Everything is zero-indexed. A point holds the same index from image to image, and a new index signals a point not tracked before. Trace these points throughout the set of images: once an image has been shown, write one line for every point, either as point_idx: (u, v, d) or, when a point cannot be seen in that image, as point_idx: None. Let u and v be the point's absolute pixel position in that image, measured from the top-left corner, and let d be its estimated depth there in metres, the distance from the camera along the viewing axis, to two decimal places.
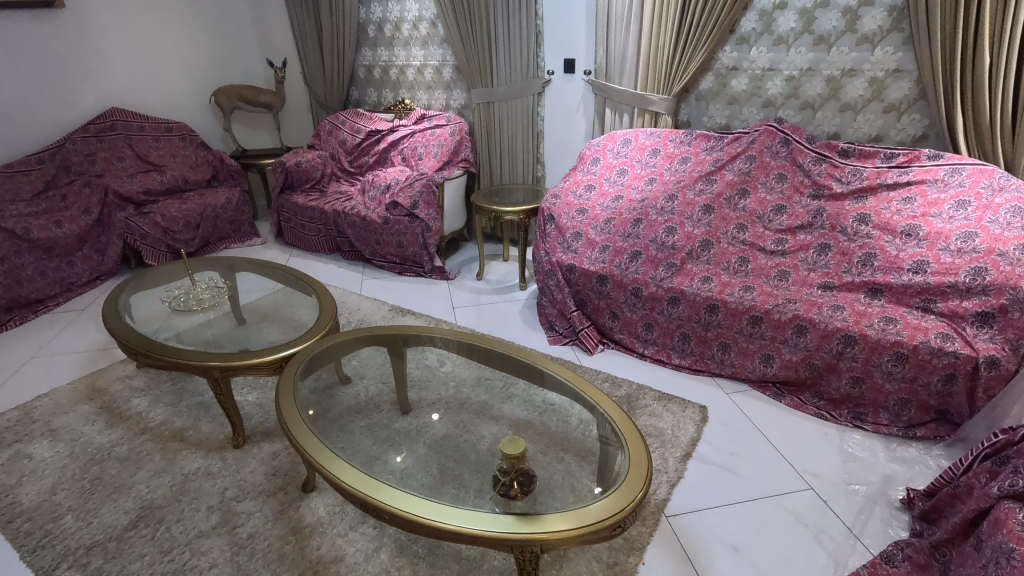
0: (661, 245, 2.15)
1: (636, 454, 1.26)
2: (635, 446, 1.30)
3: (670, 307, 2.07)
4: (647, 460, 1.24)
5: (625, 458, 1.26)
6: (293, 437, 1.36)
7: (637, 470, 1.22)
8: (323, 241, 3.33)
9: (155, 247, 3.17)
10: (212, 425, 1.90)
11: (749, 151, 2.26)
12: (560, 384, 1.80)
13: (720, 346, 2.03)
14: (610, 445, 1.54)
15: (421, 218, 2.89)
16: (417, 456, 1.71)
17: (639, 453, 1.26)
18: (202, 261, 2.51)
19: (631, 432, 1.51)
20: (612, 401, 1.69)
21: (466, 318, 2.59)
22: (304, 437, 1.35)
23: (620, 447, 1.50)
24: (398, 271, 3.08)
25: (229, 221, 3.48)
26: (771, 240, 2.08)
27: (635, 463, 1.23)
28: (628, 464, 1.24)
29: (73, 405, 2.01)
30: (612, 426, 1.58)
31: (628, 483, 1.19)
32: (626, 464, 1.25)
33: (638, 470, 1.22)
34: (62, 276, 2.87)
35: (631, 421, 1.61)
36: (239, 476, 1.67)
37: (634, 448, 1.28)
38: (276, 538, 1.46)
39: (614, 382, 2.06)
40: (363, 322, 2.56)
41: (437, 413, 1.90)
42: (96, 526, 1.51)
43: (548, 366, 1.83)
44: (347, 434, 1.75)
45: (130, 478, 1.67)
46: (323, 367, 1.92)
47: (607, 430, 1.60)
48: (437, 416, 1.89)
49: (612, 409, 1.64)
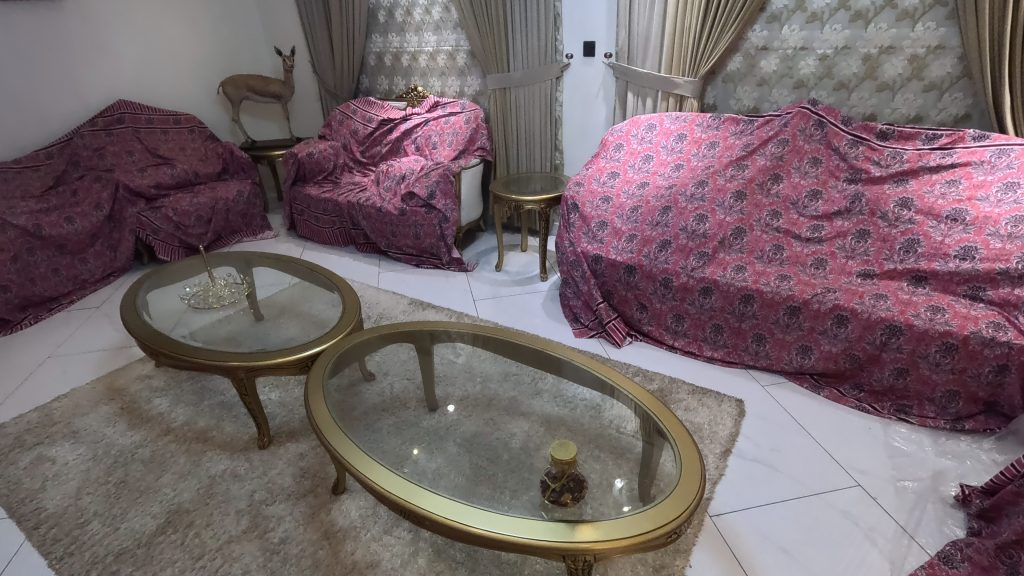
0: (692, 234, 2.08)
1: (685, 453, 1.21)
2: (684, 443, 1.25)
3: (702, 298, 2.01)
4: (699, 461, 1.19)
5: (675, 459, 1.21)
6: (332, 448, 1.28)
7: (689, 468, 1.17)
8: (337, 234, 3.27)
9: (168, 242, 3.12)
10: (235, 425, 1.86)
11: (781, 135, 2.17)
12: (595, 382, 1.74)
13: (754, 338, 1.97)
14: (653, 441, 1.49)
15: (438, 208, 2.82)
16: (448, 455, 1.67)
17: (689, 451, 1.22)
18: (218, 256, 2.45)
19: (676, 427, 1.46)
20: (649, 395, 1.63)
21: (488, 310, 2.53)
22: (339, 442, 1.29)
23: (665, 444, 1.45)
24: (415, 263, 3.02)
25: (240, 215, 3.42)
26: (807, 228, 2.01)
27: (687, 463, 1.18)
28: (679, 463, 1.19)
29: (93, 406, 1.97)
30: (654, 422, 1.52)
31: (682, 485, 1.13)
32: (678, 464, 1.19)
33: (691, 468, 1.17)
34: (75, 273, 2.83)
35: (670, 416, 1.55)
36: (267, 478, 1.62)
37: (684, 446, 1.23)
38: (308, 543, 1.42)
39: (646, 376, 2.00)
40: (384, 316, 2.51)
41: (451, 405, 1.87)
42: (124, 532, 1.47)
43: (564, 356, 1.80)
44: (376, 434, 1.70)
45: (155, 481, 1.63)
46: (349, 364, 1.88)
47: (647, 426, 1.54)
48: (453, 409, 1.86)
49: (649, 403, 1.58)
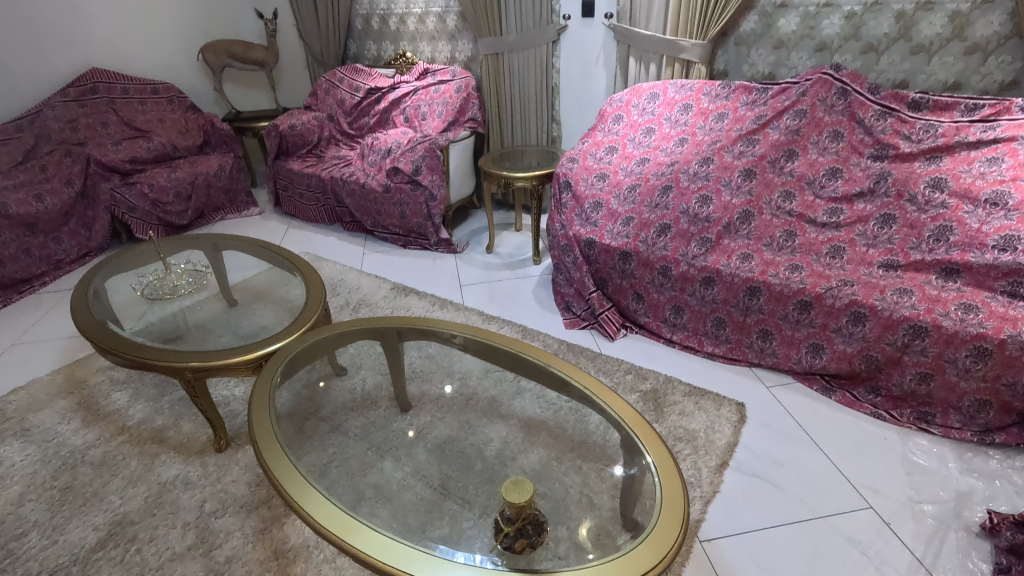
0: (694, 218, 1.88)
1: (669, 489, 1.15)
2: (666, 469, 1.20)
3: (704, 289, 1.83)
4: (682, 498, 1.13)
5: (658, 497, 1.14)
6: (283, 490, 1.13)
7: (671, 503, 1.12)
8: (322, 212, 3.11)
9: (144, 220, 2.97)
10: (194, 424, 1.73)
11: (798, 105, 1.93)
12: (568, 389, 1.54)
13: (760, 334, 1.78)
14: (636, 460, 1.30)
15: (424, 185, 2.63)
16: (417, 463, 1.53)
17: (672, 482, 1.16)
18: (177, 241, 2.28)
19: (659, 447, 1.27)
20: (633, 408, 1.43)
21: (475, 297, 2.36)
22: (282, 471, 1.16)
23: (647, 465, 1.25)
24: (401, 243, 2.85)
25: (223, 190, 3.26)
26: (823, 211, 1.79)
27: (668, 499, 1.12)
28: (660, 500, 1.13)
29: (49, 400, 1.86)
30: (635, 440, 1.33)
31: (663, 525, 1.07)
32: (658, 502, 1.14)
33: (672, 507, 1.11)
34: (48, 254, 2.71)
35: (651, 428, 1.36)
36: (219, 486, 1.50)
37: (667, 478, 1.17)
38: (256, 563, 1.29)
39: (639, 374, 1.82)
40: (363, 303, 2.35)
41: (450, 385, 1.71)
42: (62, 546, 1.36)
43: (563, 372, 1.53)
44: (340, 438, 1.57)
45: (102, 488, 1.52)
46: (303, 367, 1.65)
47: (628, 442, 1.35)
48: (451, 388, 1.70)
49: (629, 417, 1.39)
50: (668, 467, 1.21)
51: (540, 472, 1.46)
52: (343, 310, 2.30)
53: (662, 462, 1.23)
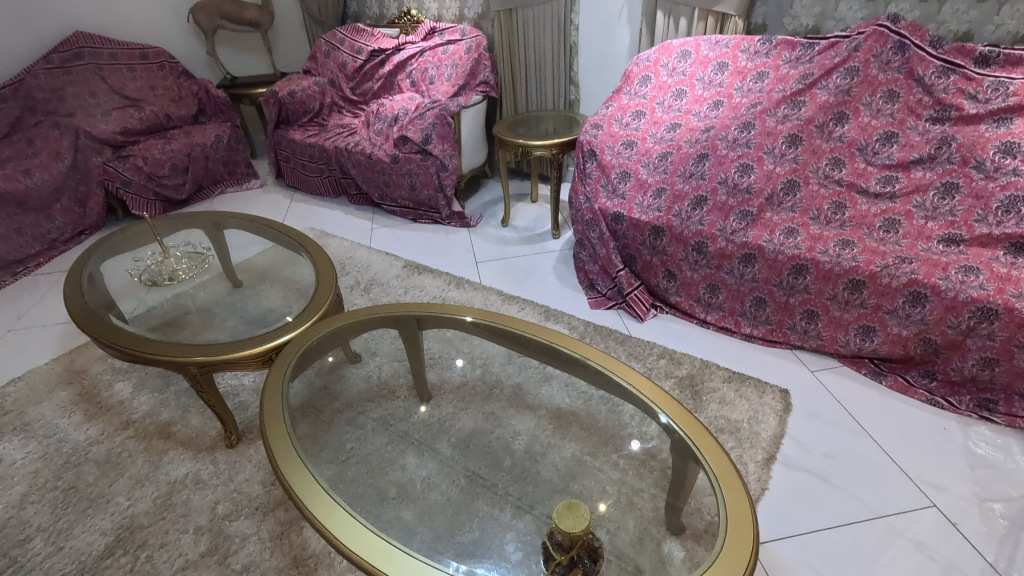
0: (733, 189, 1.73)
1: (732, 501, 1.04)
2: (726, 477, 1.08)
3: (743, 266, 1.70)
4: (749, 513, 1.02)
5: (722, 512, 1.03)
6: (295, 497, 1.01)
7: (737, 521, 1.01)
8: (327, 184, 2.95)
9: (140, 195, 2.82)
10: (203, 417, 1.64)
11: (850, 61, 1.74)
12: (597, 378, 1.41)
13: (804, 315, 1.66)
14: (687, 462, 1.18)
15: (435, 155, 2.48)
16: (441, 460, 1.44)
17: (736, 495, 1.05)
18: (170, 220, 2.11)
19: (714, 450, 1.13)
20: (663, 390, 1.30)
21: (492, 274, 2.24)
22: (301, 483, 1.02)
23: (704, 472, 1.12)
24: (411, 217, 2.71)
25: (221, 162, 3.10)
26: (876, 180, 1.64)
27: (734, 516, 1.01)
28: (724, 515, 1.03)
29: (49, 392, 1.76)
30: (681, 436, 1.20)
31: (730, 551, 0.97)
32: (722, 519, 1.02)
33: (738, 527, 1.00)
34: (42, 233, 2.58)
35: (697, 423, 1.22)
36: (232, 486, 1.41)
37: (730, 492, 1.05)
38: (274, 572, 1.21)
39: (674, 359, 1.71)
40: (375, 282, 2.23)
41: (460, 357, 1.61)
42: (67, 553, 1.29)
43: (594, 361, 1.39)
44: (358, 433, 1.47)
45: (108, 488, 1.43)
46: (317, 359, 1.51)
47: (676, 441, 1.21)
48: (461, 363, 1.59)
49: (650, 389, 1.31)
50: (729, 476, 1.08)
51: (574, 469, 1.36)
52: (353, 291, 2.18)
53: (719, 467, 1.10)
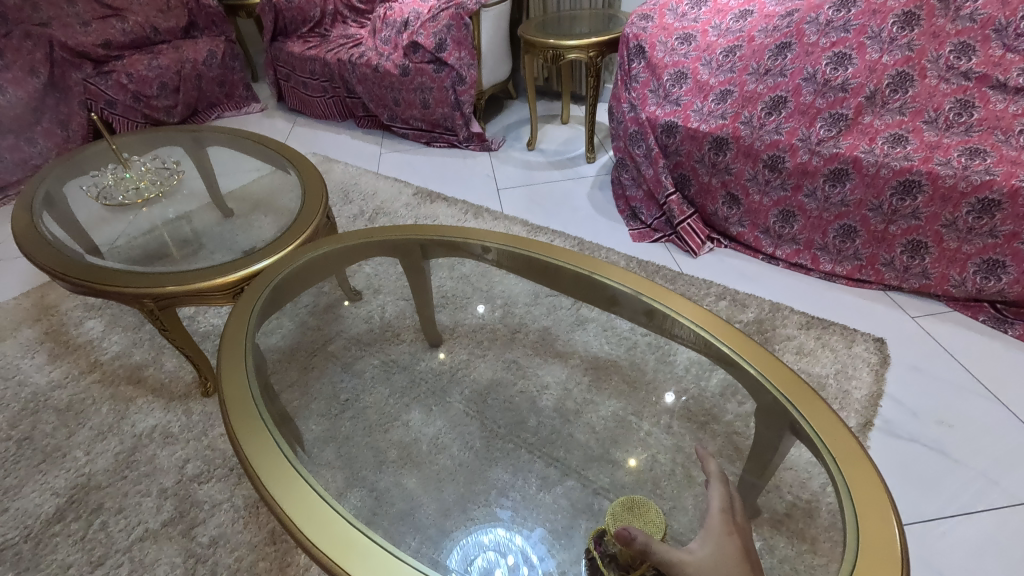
0: (823, 86, 1.36)
1: (850, 466, 0.71)
2: (829, 430, 0.76)
3: (830, 186, 1.36)
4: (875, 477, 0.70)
5: (847, 513, 0.68)
6: (260, 482, 0.75)
7: (870, 508, 0.67)
8: (331, 105, 2.63)
9: (127, 117, 2.60)
10: (179, 360, 1.41)
11: None
12: (633, 311, 1.08)
13: (907, 247, 1.33)
14: (777, 425, 0.84)
15: (450, 64, 2.13)
16: (451, 417, 1.17)
17: (850, 453, 0.72)
18: (137, 138, 1.82)
19: (808, 401, 0.79)
20: (723, 319, 0.95)
21: (515, 202, 1.93)
22: (257, 451, 0.78)
23: (800, 431, 0.78)
24: (425, 140, 2.38)
25: (217, 82, 2.80)
26: (1019, 70, 1.22)
27: (861, 495, 0.68)
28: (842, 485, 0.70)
29: (13, 329, 1.56)
30: (776, 399, 0.83)
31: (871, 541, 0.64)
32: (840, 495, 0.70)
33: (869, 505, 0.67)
34: (22, 158, 2.33)
35: (778, 364, 0.87)
36: (205, 442, 1.19)
37: (845, 458, 0.72)
38: (248, 548, 1.00)
39: (736, 301, 1.41)
40: (381, 211, 1.94)
41: (480, 301, 1.30)
42: (12, 516, 1.09)
43: (636, 291, 1.05)
44: (354, 382, 1.23)
45: (66, 441, 1.23)
46: (290, 299, 1.20)
47: (761, 401, 0.87)
48: (484, 309, 1.31)
49: (708, 322, 0.96)
50: (851, 454, 0.72)
51: (615, 432, 1.08)
52: (356, 221, 1.90)
53: (832, 441, 0.74)
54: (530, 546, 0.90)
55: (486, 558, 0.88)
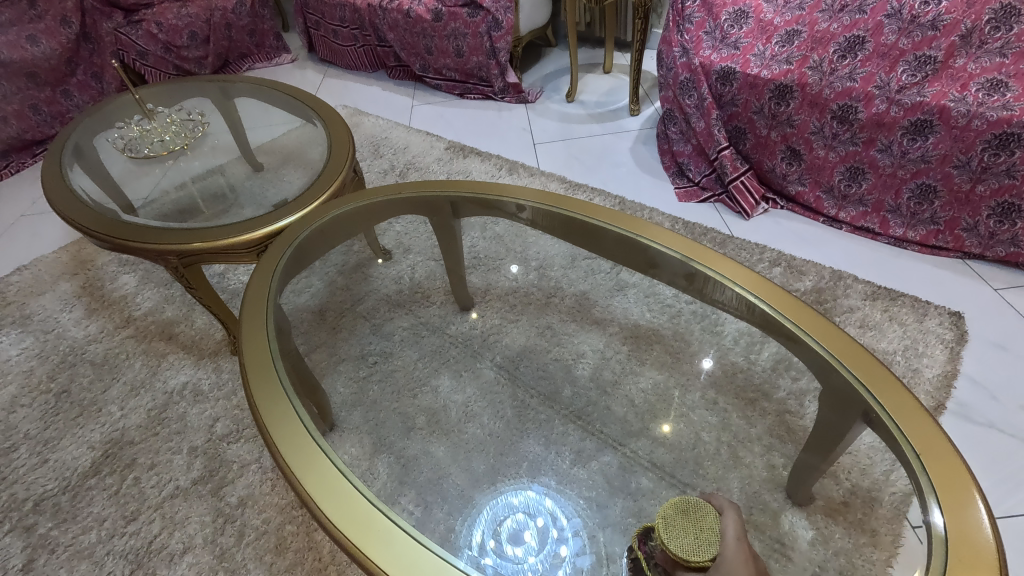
0: (909, 23, 1.19)
1: (934, 460, 0.61)
2: (908, 415, 0.65)
3: (910, 140, 1.21)
4: (967, 476, 0.59)
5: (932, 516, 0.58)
6: (279, 454, 0.72)
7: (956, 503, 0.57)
8: (362, 55, 2.52)
9: (160, 69, 2.57)
10: (209, 318, 1.40)
11: None
12: (675, 275, 0.97)
13: (996, 210, 1.18)
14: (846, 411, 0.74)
15: (486, 8, 1.99)
16: (483, 384, 1.11)
17: (933, 441, 0.62)
18: (166, 89, 1.77)
19: (882, 379, 0.69)
20: (777, 286, 0.83)
21: (553, 158, 1.82)
22: (278, 421, 0.75)
23: (873, 416, 0.68)
24: (459, 92, 2.26)
25: (247, 31, 2.72)
26: None
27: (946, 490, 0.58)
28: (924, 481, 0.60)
29: (52, 283, 1.57)
30: (846, 380, 0.72)
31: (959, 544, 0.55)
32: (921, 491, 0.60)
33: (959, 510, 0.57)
34: (59, 110, 2.34)
35: (849, 343, 0.75)
36: (234, 401, 1.17)
37: (926, 447, 0.62)
38: (275, 511, 0.98)
39: (792, 268, 1.29)
40: (412, 167, 1.86)
41: (514, 263, 1.22)
42: (52, 467, 1.11)
43: (681, 253, 0.93)
44: (383, 344, 1.19)
45: (101, 395, 1.24)
46: (316, 258, 1.14)
47: (825, 383, 0.78)
48: (518, 271, 1.22)
49: (763, 288, 0.84)
50: (934, 444, 0.62)
51: (656, 405, 1.00)
52: (387, 177, 1.83)
53: (914, 432, 0.64)
54: (561, 509, 0.88)
55: (515, 519, 0.87)
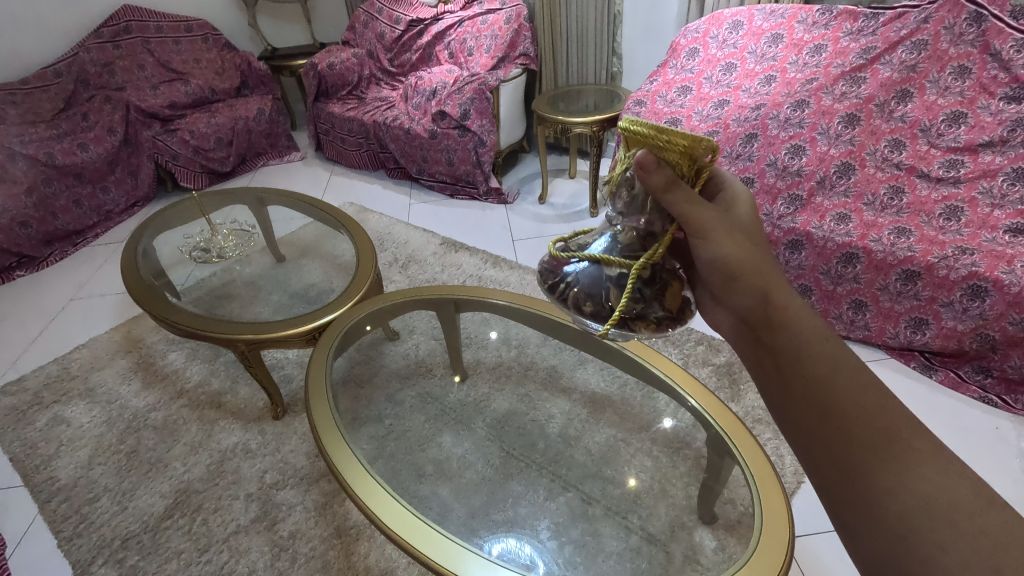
0: (783, 171, 1.66)
1: (766, 490, 1.07)
2: (755, 460, 1.11)
3: (790, 253, 1.64)
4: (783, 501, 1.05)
5: (758, 512, 1.04)
6: (347, 485, 1.08)
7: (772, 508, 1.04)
8: (365, 158, 2.97)
9: (188, 168, 2.93)
10: (251, 389, 1.72)
11: (918, 34, 1.62)
12: (613, 354, 1.44)
13: (852, 304, 1.61)
14: (722, 455, 1.18)
15: (473, 130, 2.46)
16: (477, 439, 1.45)
17: (766, 478, 1.08)
18: (213, 197, 2.16)
19: (743, 437, 1.16)
20: (688, 376, 1.32)
21: (528, 253, 2.23)
22: (346, 465, 1.12)
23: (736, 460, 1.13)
24: (449, 192, 2.70)
25: (264, 134, 3.16)
26: (939, 164, 1.54)
27: (768, 503, 1.04)
28: (758, 503, 1.05)
29: (109, 359, 1.87)
30: (718, 432, 1.20)
31: (767, 536, 1.00)
32: (755, 501, 1.06)
33: (773, 517, 1.02)
34: (98, 204, 2.68)
35: (727, 410, 1.23)
36: (278, 456, 1.49)
37: (762, 480, 1.08)
38: (319, 540, 1.29)
39: (712, 346, 1.69)
40: (412, 259, 2.25)
41: (495, 331, 1.63)
42: (132, 513, 1.38)
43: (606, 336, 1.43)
44: (396, 408, 1.49)
45: (166, 453, 1.53)
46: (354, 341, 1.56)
47: (710, 433, 1.23)
48: (496, 335, 1.62)
49: (675, 373, 1.34)
50: (764, 474, 1.09)
51: (607, 454, 1.35)
52: (392, 267, 2.21)
53: (753, 463, 1.11)
54: (539, 556, 1.11)
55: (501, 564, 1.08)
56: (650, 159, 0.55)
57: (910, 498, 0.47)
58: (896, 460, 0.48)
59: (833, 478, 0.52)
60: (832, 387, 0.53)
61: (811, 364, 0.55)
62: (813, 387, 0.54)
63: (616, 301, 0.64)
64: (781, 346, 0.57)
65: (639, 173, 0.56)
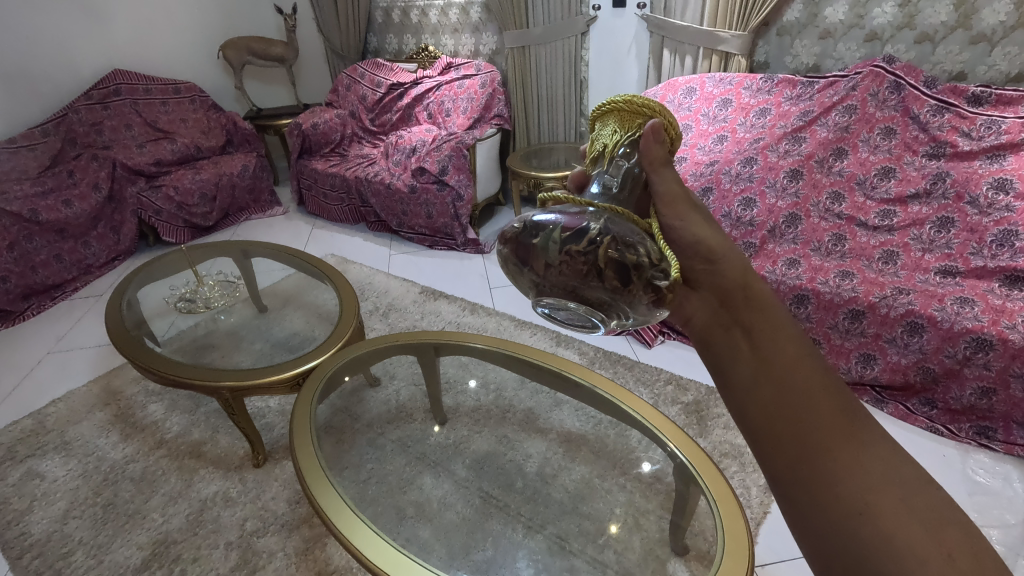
0: (737, 222, 1.80)
1: (728, 515, 1.12)
2: (716, 486, 1.18)
3: None
4: (744, 525, 1.11)
5: (721, 535, 1.10)
6: (329, 522, 1.13)
7: (733, 530, 1.09)
8: (346, 212, 3.08)
9: (171, 222, 2.99)
10: (231, 438, 1.74)
11: (848, 100, 1.84)
12: (591, 396, 1.50)
13: None
14: (687, 484, 1.24)
15: (451, 185, 2.60)
16: (457, 481, 1.48)
17: (728, 502, 1.15)
18: (203, 249, 2.25)
19: (705, 465, 1.23)
20: (659, 414, 1.38)
21: (505, 300, 2.32)
22: (328, 502, 1.16)
23: (701, 489, 1.20)
24: (428, 244, 2.80)
25: (247, 189, 3.26)
26: (875, 214, 1.71)
27: (729, 525, 1.10)
28: (721, 527, 1.11)
29: (87, 412, 1.87)
30: (682, 459, 1.27)
31: (730, 559, 1.05)
32: (718, 525, 1.12)
33: (734, 539, 1.08)
34: (78, 258, 2.70)
35: (690, 441, 1.31)
36: (259, 504, 1.50)
37: (724, 504, 1.14)
38: None
39: (680, 385, 1.79)
40: (392, 307, 2.32)
41: (473, 378, 1.69)
42: (108, 565, 1.37)
43: (580, 376, 1.52)
44: (377, 452, 1.52)
45: (144, 504, 1.52)
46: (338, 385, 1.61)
47: (677, 465, 1.29)
48: (475, 383, 1.68)
49: (653, 417, 1.39)
50: (726, 497, 1.15)
51: (583, 491, 1.40)
52: (372, 315, 2.27)
53: (715, 488, 1.18)
54: None
55: None
56: (661, 123, 0.55)
57: (863, 477, 0.45)
58: (853, 439, 0.47)
59: (790, 456, 0.49)
60: (797, 368, 0.52)
61: (783, 346, 0.53)
62: (783, 363, 0.52)
63: (661, 254, 0.52)
64: (752, 322, 0.56)
65: (649, 138, 0.56)
